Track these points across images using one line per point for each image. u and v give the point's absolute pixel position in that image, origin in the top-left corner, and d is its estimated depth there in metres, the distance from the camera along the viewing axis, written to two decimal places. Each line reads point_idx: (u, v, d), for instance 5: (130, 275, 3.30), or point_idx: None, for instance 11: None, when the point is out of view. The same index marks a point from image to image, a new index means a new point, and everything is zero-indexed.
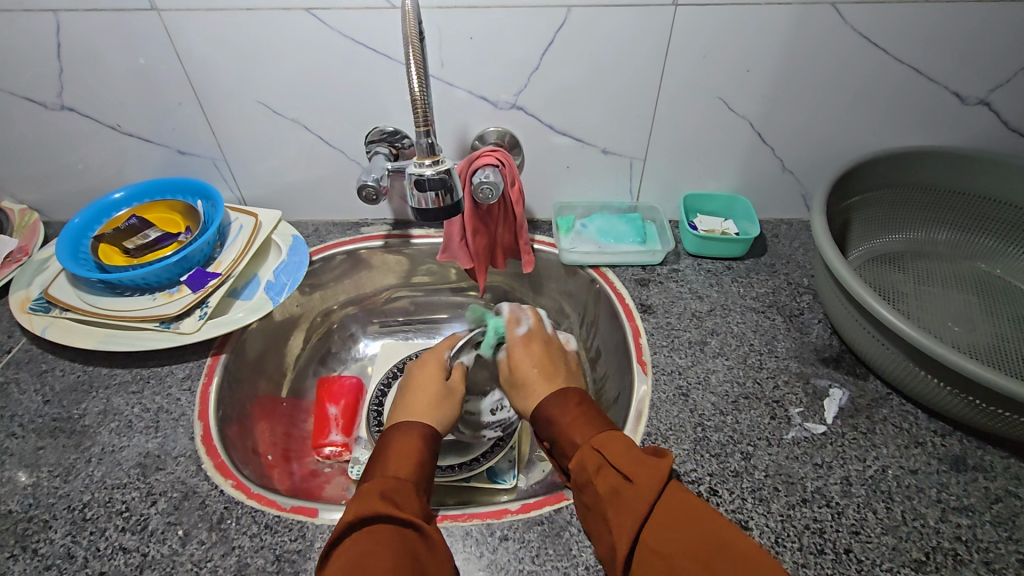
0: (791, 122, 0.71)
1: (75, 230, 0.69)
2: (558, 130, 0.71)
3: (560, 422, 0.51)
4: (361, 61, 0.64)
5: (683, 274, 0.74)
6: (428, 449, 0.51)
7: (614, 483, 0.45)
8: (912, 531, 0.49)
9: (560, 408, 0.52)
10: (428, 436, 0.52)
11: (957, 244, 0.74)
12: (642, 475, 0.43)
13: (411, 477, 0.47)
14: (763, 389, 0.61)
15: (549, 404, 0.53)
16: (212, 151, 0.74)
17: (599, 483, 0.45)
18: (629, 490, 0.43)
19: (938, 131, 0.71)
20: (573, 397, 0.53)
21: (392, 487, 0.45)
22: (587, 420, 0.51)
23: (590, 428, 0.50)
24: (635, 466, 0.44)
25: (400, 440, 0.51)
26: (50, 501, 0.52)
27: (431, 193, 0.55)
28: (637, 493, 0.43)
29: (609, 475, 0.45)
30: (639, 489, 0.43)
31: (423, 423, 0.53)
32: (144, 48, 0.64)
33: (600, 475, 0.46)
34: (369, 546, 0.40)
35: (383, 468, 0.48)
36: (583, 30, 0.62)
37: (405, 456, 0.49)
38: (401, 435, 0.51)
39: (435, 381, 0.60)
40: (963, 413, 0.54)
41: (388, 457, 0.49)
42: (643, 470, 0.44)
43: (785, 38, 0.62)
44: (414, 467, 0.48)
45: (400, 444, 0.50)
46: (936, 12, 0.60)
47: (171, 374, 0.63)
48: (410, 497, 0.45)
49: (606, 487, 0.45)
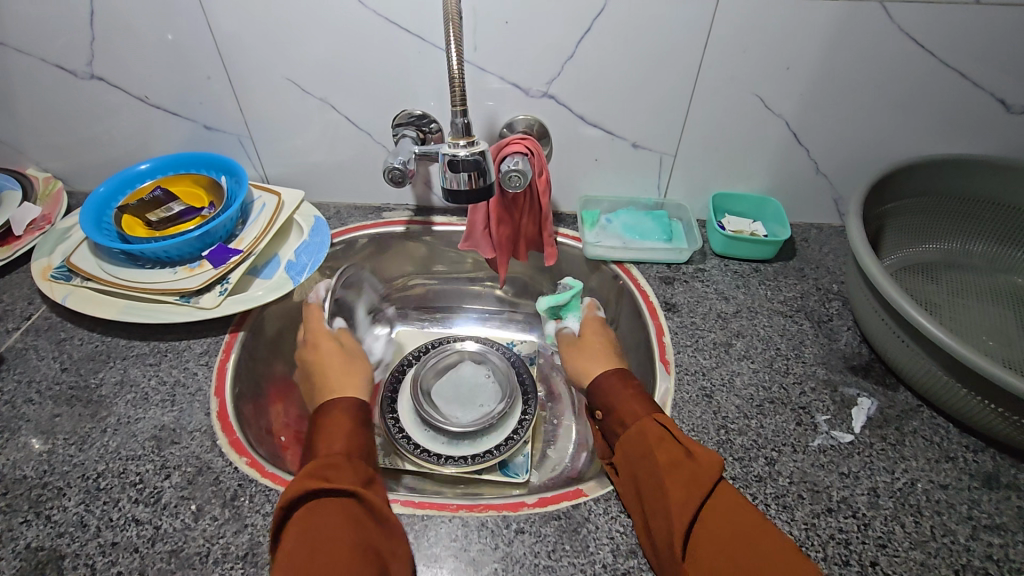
0: (828, 124, 0.69)
1: (99, 199, 0.68)
2: (589, 121, 0.70)
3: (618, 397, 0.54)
4: (394, 42, 0.63)
5: (709, 274, 0.73)
6: (356, 420, 0.52)
7: (672, 458, 0.46)
8: (941, 547, 0.48)
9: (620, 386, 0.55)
10: (355, 410, 0.53)
11: (993, 257, 0.72)
12: (703, 456, 0.45)
13: (345, 449, 0.48)
14: (789, 394, 0.59)
15: (607, 378, 0.57)
16: (238, 128, 0.74)
17: (659, 454, 0.47)
18: (691, 467, 0.45)
19: (980, 140, 0.69)
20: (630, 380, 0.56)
21: (328, 462, 0.46)
22: (642, 398, 0.53)
23: (647, 405, 0.52)
24: (697, 447, 0.46)
25: (332, 421, 0.51)
26: (64, 469, 0.52)
27: (463, 175, 0.54)
28: (700, 470, 0.44)
29: (671, 450, 0.47)
30: (702, 468, 0.44)
31: (346, 399, 0.54)
32: (175, 20, 0.63)
33: (660, 448, 0.47)
34: (315, 526, 0.41)
35: (319, 447, 0.48)
36: (621, 19, 0.60)
37: (337, 434, 0.50)
38: (332, 415, 0.52)
39: (333, 350, 0.63)
40: (999, 429, 0.52)
41: (321, 438, 0.49)
42: (705, 451, 0.46)
43: (829, 35, 0.61)
44: (346, 440, 0.49)
45: (333, 423, 0.50)
46: (989, 15, 0.58)
47: (189, 349, 0.62)
48: (347, 467, 0.46)
49: (667, 460, 0.46)
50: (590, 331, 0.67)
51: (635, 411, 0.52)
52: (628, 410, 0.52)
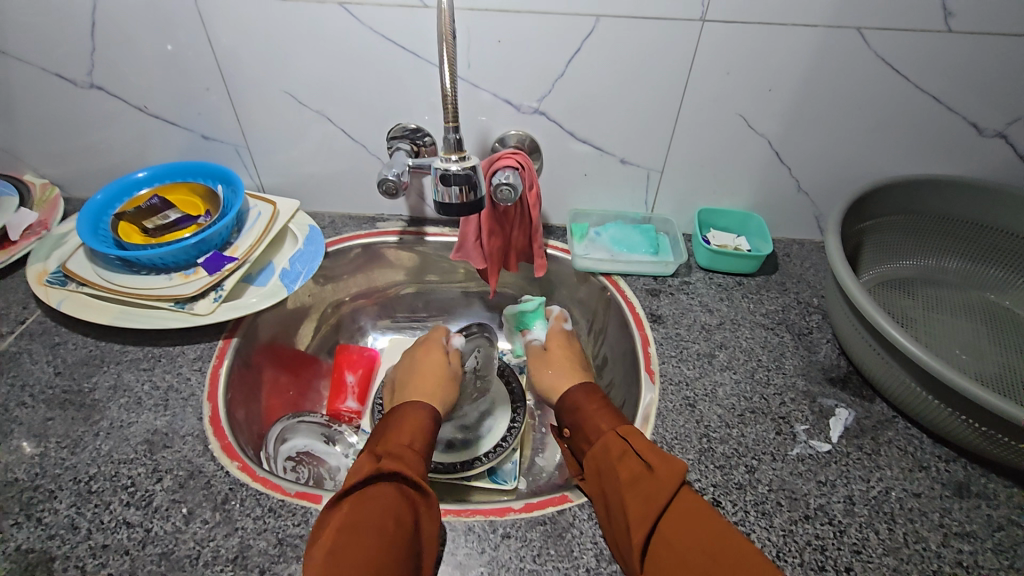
0: (809, 144, 0.71)
1: (97, 206, 0.69)
2: (579, 137, 0.72)
3: (585, 412, 0.55)
4: (391, 59, 0.66)
5: (694, 286, 0.75)
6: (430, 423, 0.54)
7: (635, 471, 0.47)
8: (914, 553, 0.49)
9: (585, 400, 0.56)
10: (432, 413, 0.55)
11: (967, 274, 0.75)
12: (665, 466, 0.46)
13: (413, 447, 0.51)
14: (769, 404, 0.61)
15: (575, 393, 0.57)
16: (236, 138, 0.75)
17: (620, 469, 0.48)
18: (650, 480, 0.46)
19: (953, 161, 0.72)
20: (595, 392, 0.57)
21: (395, 457, 0.48)
22: (608, 412, 0.54)
23: (612, 418, 0.53)
24: (659, 458, 0.46)
25: (405, 416, 0.54)
26: (56, 472, 0.52)
27: (455, 188, 0.56)
28: (658, 484, 0.45)
29: (633, 463, 0.47)
30: (661, 480, 0.45)
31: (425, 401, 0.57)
32: (176, 34, 0.65)
33: (622, 464, 0.48)
34: (374, 514, 0.44)
35: (391, 436, 0.51)
36: (610, 41, 0.63)
37: (409, 428, 0.52)
38: (404, 410, 0.54)
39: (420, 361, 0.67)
40: (970, 440, 0.54)
41: (394, 428, 0.52)
42: (666, 462, 0.46)
43: (808, 60, 0.63)
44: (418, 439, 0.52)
45: (409, 419, 0.53)
46: (958, 43, 0.61)
47: (182, 354, 0.63)
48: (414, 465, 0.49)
49: (627, 474, 0.47)
50: (556, 344, 0.67)
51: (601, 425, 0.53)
52: (594, 427, 0.53)
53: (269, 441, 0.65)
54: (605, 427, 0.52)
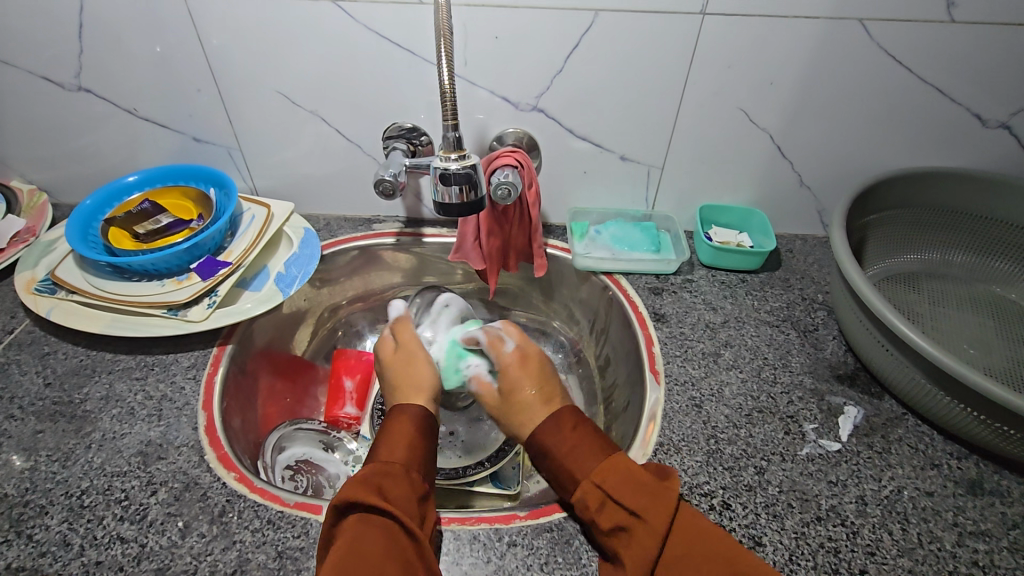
0: (811, 137, 0.70)
1: (86, 212, 0.68)
2: (578, 134, 0.71)
3: (557, 454, 0.50)
4: (386, 57, 0.64)
5: (697, 284, 0.74)
6: (424, 431, 0.52)
7: (621, 521, 0.44)
8: (928, 554, 0.48)
9: (556, 437, 0.51)
10: (424, 420, 0.53)
11: (972, 267, 0.74)
12: (653, 511, 0.43)
13: (405, 461, 0.48)
14: (777, 403, 0.60)
15: (544, 434, 0.51)
16: (228, 140, 0.74)
17: (606, 522, 0.44)
18: (640, 530, 0.43)
19: (958, 152, 0.71)
20: (566, 418, 0.52)
21: (382, 471, 0.46)
22: (583, 450, 0.49)
23: (589, 457, 0.48)
24: (644, 501, 0.43)
25: (395, 427, 0.51)
26: (47, 486, 0.51)
27: (455, 188, 0.55)
28: (648, 535, 0.42)
29: (618, 515, 0.44)
30: (652, 529, 0.42)
31: (415, 405, 0.54)
32: (164, 34, 0.63)
33: (607, 515, 0.45)
34: (366, 532, 0.40)
35: (380, 449, 0.49)
36: (609, 35, 0.61)
37: (400, 440, 0.50)
38: (393, 423, 0.52)
39: (405, 356, 0.61)
40: (981, 436, 0.53)
41: (383, 442, 0.50)
42: (651, 507, 0.43)
43: (810, 53, 0.62)
44: (410, 450, 0.49)
45: (396, 431, 0.51)
46: (964, 33, 0.60)
47: (176, 362, 0.62)
48: (403, 481, 0.46)
49: (614, 524, 0.44)
50: (513, 378, 0.58)
51: (579, 467, 0.48)
52: (568, 471, 0.49)
53: (267, 449, 0.64)
54: (581, 473, 0.47)
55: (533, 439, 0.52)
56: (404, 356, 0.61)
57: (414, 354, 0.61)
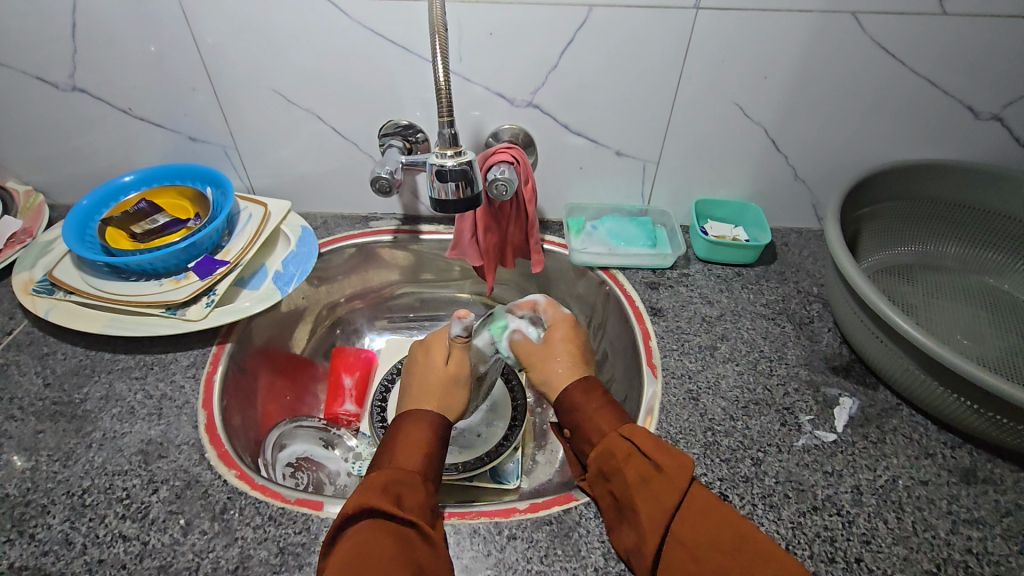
0: (805, 131, 0.71)
1: (83, 212, 0.68)
2: (574, 130, 0.71)
3: (583, 410, 0.52)
4: (381, 54, 0.64)
5: (693, 278, 0.74)
6: (438, 437, 0.52)
7: (643, 473, 0.45)
8: (923, 542, 0.49)
9: (583, 396, 0.53)
10: (440, 428, 0.52)
11: (966, 258, 0.74)
12: (674, 468, 0.44)
13: (418, 468, 0.48)
14: (773, 395, 0.60)
15: (573, 390, 0.53)
16: (224, 139, 0.74)
17: (629, 473, 0.45)
18: (661, 482, 0.44)
19: (951, 144, 0.72)
20: (591, 384, 0.54)
21: (397, 479, 0.46)
22: (609, 410, 0.51)
23: (612, 416, 0.50)
24: (667, 458, 0.45)
25: (409, 430, 0.51)
26: (49, 486, 0.51)
27: (451, 184, 0.55)
28: (669, 485, 0.43)
29: (641, 467, 0.45)
30: (671, 481, 0.44)
31: (432, 413, 0.53)
32: (159, 33, 0.63)
33: (629, 465, 0.46)
34: (378, 538, 0.41)
35: (394, 455, 0.49)
36: (603, 31, 0.62)
37: (413, 446, 0.50)
38: (408, 427, 0.51)
39: (442, 373, 0.57)
40: (976, 425, 0.53)
41: (396, 448, 0.49)
42: (673, 460, 0.45)
43: (804, 47, 0.63)
44: (422, 457, 0.49)
45: (412, 435, 0.50)
46: (956, 25, 0.60)
47: (175, 362, 0.62)
48: (415, 490, 0.46)
49: (635, 476, 0.45)
50: (560, 337, 0.59)
51: (604, 422, 0.50)
52: (594, 427, 0.50)
53: (267, 447, 0.64)
54: (607, 428, 0.49)
55: (560, 396, 0.54)
56: (443, 374, 0.57)
57: (453, 375, 0.57)
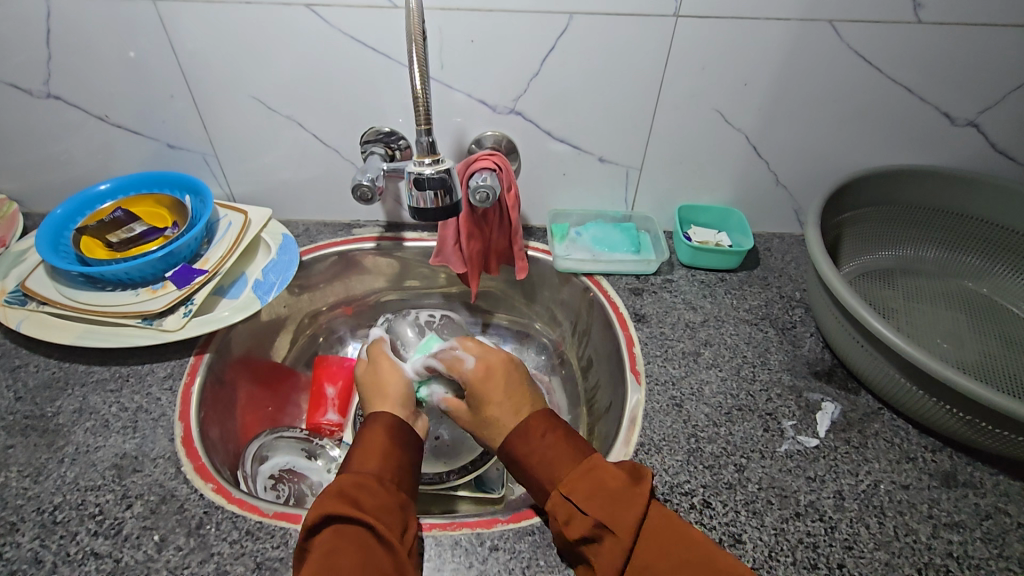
0: (786, 137, 0.71)
1: (57, 221, 0.66)
2: (556, 136, 0.71)
3: (527, 463, 0.49)
4: (361, 62, 0.64)
5: (676, 284, 0.74)
6: (397, 441, 0.50)
7: (588, 528, 0.43)
8: (905, 547, 0.49)
9: (531, 440, 0.50)
10: (398, 428, 0.51)
11: (944, 263, 0.75)
12: (621, 522, 0.42)
13: (379, 470, 0.47)
14: (755, 401, 0.60)
15: (515, 438, 0.50)
16: (204, 146, 0.73)
17: (571, 527, 0.44)
18: (608, 535, 0.43)
19: (928, 151, 0.73)
20: (543, 424, 0.51)
21: (355, 482, 0.45)
22: (563, 450, 0.49)
23: (564, 459, 0.48)
24: (613, 506, 0.43)
25: (369, 436, 0.50)
26: (18, 503, 0.49)
27: (430, 192, 0.55)
28: (616, 538, 0.42)
29: (585, 521, 0.44)
30: (620, 532, 0.42)
31: (392, 415, 0.52)
32: (135, 38, 0.62)
33: (573, 519, 0.44)
34: (336, 544, 0.40)
35: (353, 460, 0.48)
36: (584, 38, 0.62)
37: (372, 450, 0.49)
38: (368, 433, 0.51)
39: (387, 377, 0.59)
40: (955, 429, 0.54)
41: (356, 454, 0.49)
42: (622, 512, 0.43)
43: (783, 55, 0.63)
44: (382, 459, 0.48)
45: (370, 441, 0.50)
46: (931, 33, 0.61)
47: (152, 373, 0.61)
48: (376, 491, 0.45)
49: (579, 530, 0.44)
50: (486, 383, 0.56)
51: (552, 467, 0.48)
52: (541, 471, 0.48)
53: (247, 459, 0.63)
54: (553, 479, 0.47)
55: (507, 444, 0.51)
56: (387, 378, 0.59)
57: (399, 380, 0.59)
